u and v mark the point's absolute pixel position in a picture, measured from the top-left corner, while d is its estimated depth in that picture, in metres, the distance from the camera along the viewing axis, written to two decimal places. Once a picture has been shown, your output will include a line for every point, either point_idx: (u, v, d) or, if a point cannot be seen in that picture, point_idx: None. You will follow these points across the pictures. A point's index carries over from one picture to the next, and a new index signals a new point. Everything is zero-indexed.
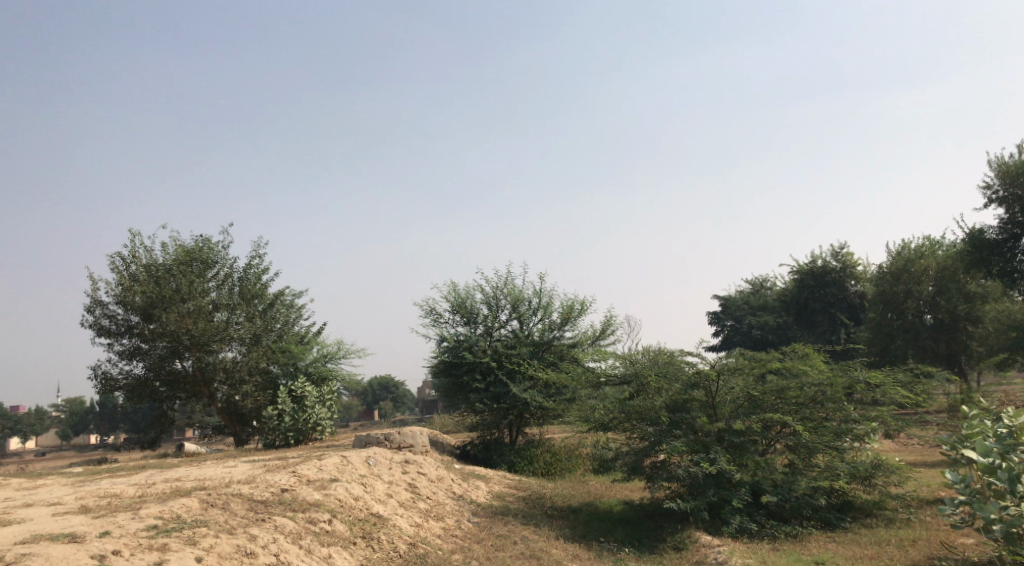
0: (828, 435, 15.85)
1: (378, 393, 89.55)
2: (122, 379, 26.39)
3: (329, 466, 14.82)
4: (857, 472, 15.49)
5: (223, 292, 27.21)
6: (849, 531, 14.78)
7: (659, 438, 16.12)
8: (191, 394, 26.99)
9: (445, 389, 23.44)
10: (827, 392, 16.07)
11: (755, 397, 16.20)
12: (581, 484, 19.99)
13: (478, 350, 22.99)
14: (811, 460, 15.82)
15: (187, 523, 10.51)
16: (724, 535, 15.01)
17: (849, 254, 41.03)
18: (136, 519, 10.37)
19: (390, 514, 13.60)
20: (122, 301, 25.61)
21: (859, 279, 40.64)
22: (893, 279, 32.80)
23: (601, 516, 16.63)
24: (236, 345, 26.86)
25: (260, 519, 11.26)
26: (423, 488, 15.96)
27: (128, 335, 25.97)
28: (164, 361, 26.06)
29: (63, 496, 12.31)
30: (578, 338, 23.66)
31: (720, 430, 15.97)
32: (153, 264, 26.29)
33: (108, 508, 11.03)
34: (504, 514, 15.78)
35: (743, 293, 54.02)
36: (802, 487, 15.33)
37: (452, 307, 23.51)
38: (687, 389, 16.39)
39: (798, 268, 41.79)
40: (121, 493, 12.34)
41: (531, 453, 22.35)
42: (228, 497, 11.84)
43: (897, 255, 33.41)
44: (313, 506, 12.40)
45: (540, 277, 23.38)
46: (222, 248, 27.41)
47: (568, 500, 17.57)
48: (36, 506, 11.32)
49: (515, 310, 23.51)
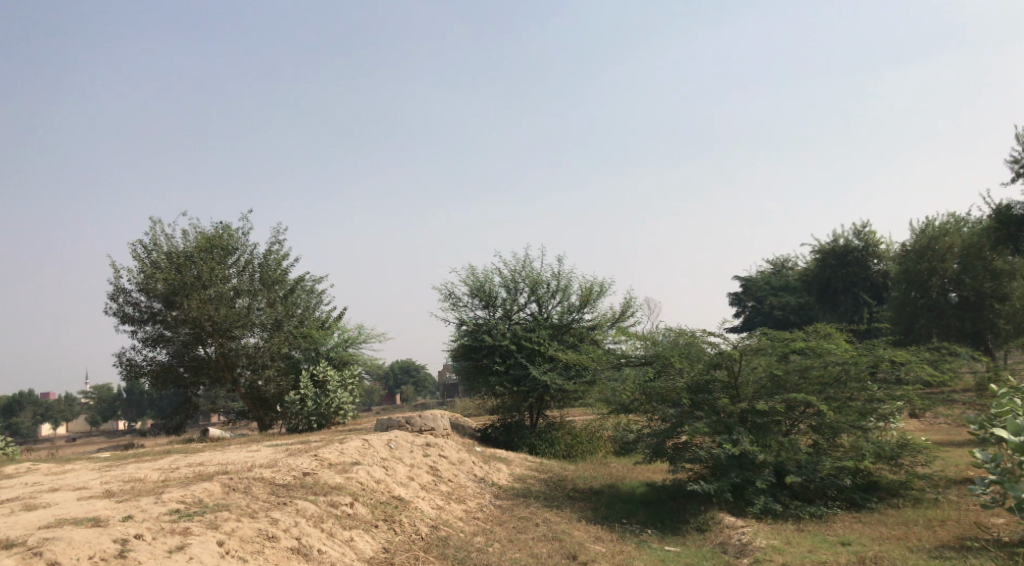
0: (854, 414, 15.62)
1: (399, 376, 90.13)
2: (147, 365, 26.63)
3: (351, 450, 14.85)
4: (883, 453, 15.29)
5: (244, 278, 27.30)
6: (875, 511, 14.60)
7: (681, 419, 16.02)
8: (215, 379, 27.20)
9: (465, 372, 23.41)
10: (851, 371, 15.85)
11: (779, 377, 16.01)
12: (603, 466, 19.94)
13: (498, 334, 22.93)
14: (835, 440, 15.64)
15: (209, 507, 10.56)
16: (748, 516, 14.89)
17: (871, 233, 40.45)
18: (158, 503, 10.43)
19: (411, 497, 13.62)
20: (145, 289, 25.81)
21: (882, 258, 40.16)
22: (916, 257, 32.36)
23: (623, 497, 16.57)
24: (258, 331, 27.02)
25: (282, 502, 11.29)
26: (444, 471, 15.97)
27: (151, 323, 26.18)
28: (187, 348, 26.28)
29: (88, 481, 12.41)
30: (597, 320, 23.52)
31: (743, 411, 15.80)
32: (174, 251, 26.41)
33: (132, 492, 11.12)
34: (526, 496, 15.77)
35: (764, 273, 53.53)
36: (827, 468, 15.20)
37: (471, 290, 23.44)
38: (709, 370, 16.26)
39: (819, 247, 41.29)
40: (144, 478, 12.42)
41: (552, 436, 22.33)
42: (250, 481, 11.88)
43: (920, 232, 32.89)
44: (335, 489, 12.44)
45: (558, 259, 23.25)
46: (242, 235, 27.49)
47: (590, 482, 17.51)
48: (62, 491, 11.43)
49: (534, 293, 23.40)
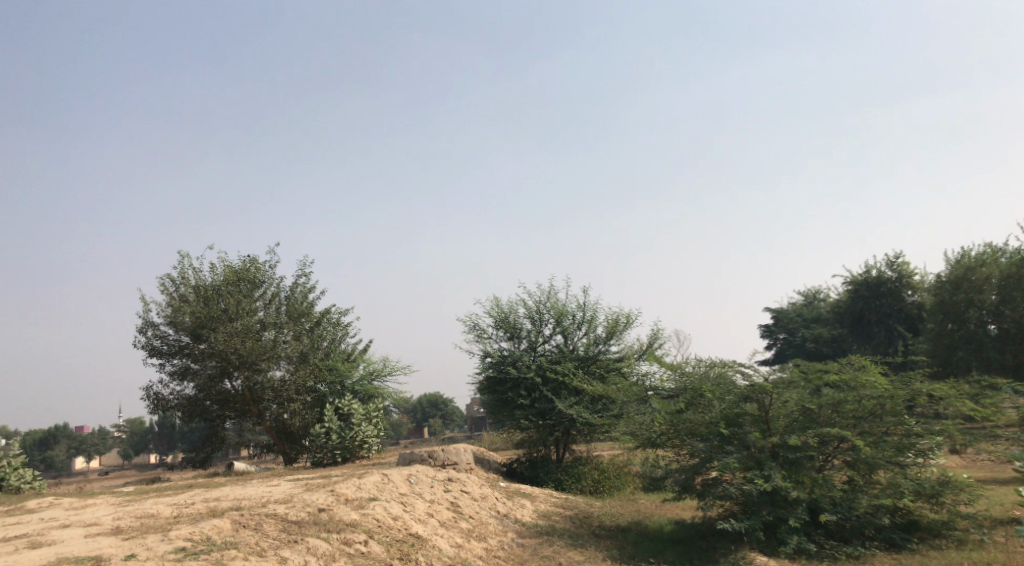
0: (890, 449, 15.02)
1: (427, 410, 89.75)
2: (174, 399, 26.62)
3: (369, 485, 14.54)
4: (922, 490, 14.66)
5: (271, 311, 27.36)
6: (916, 553, 13.92)
7: (710, 454, 15.50)
8: (241, 412, 27.11)
9: (490, 406, 23.06)
10: (886, 405, 15.26)
11: (811, 411, 15.48)
12: (632, 502, 19.35)
13: (523, 366, 22.59)
14: (871, 476, 15.01)
15: (217, 545, 10.32)
16: (781, 556, 14.28)
17: (905, 264, 39.60)
18: (165, 541, 10.21)
19: (429, 534, 13.24)
20: (172, 321, 25.89)
21: (917, 289, 39.28)
22: (953, 288, 31.59)
23: (651, 536, 16.04)
24: (284, 364, 26.87)
25: (293, 540, 11.00)
26: (465, 507, 15.57)
27: (178, 356, 26.23)
28: (214, 381, 26.22)
29: (100, 517, 12.24)
30: (624, 352, 23.10)
31: (774, 446, 15.26)
32: (202, 284, 26.56)
33: (141, 529, 10.92)
34: (550, 534, 15.30)
35: (796, 305, 52.62)
36: (863, 506, 14.58)
37: (495, 322, 23.18)
38: (739, 403, 15.76)
39: (851, 279, 40.48)
40: (157, 513, 12.23)
41: (579, 471, 21.77)
42: (261, 518, 11.61)
43: (956, 263, 32.13)
44: (349, 526, 12.13)
45: (584, 290, 22.93)
46: (269, 268, 27.57)
47: (617, 520, 16.97)
48: (71, 528, 11.27)
49: (559, 324, 23.08)
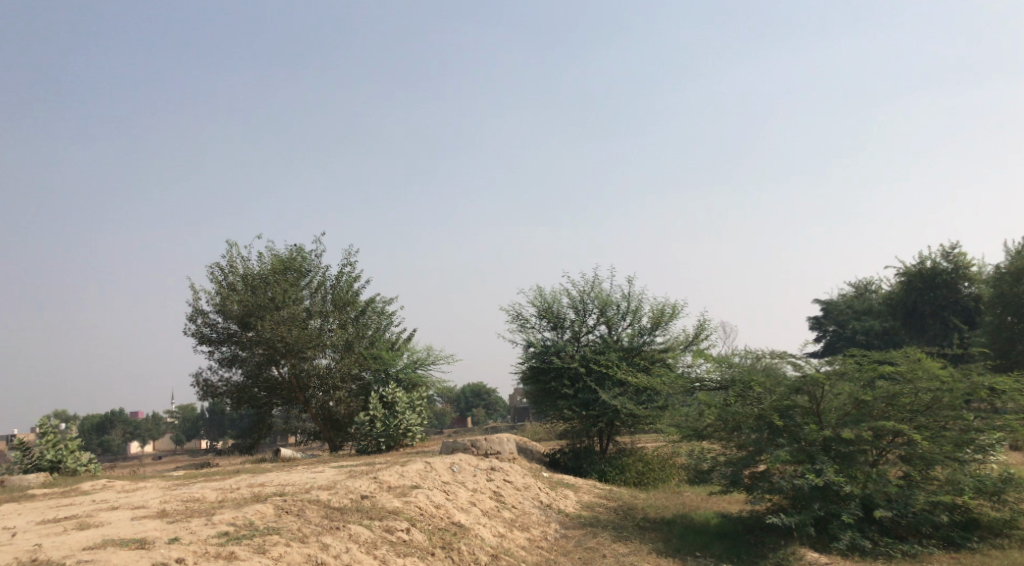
0: (948, 445, 14.44)
1: (471, 400, 90.06)
2: (223, 386, 27.03)
3: (411, 473, 14.51)
4: (983, 488, 14.06)
5: (317, 299, 27.59)
6: (977, 552, 13.39)
7: (760, 447, 15.11)
8: (288, 399, 27.41)
9: (534, 396, 22.90)
10: (945, 398, 14.68)
11: (864, 403, 14.96)
12: (677, 495, 19.04)
13: (566, 356, 22.38)
14: (928, 472, 14.46)
15: (260, 530, 10.36)
16: (833, 552, 13.87)
17: (961, 254, 38.28)
18: (209, 525, 10.30)
19: (472, 523, 13.14)
20: (221, 310, 26.24)
21: (974, 281, 37.95)
22: (1013, 280, 30.44)
23: (697, 529, 15.75)
24: (330, 352, 27.06)
25: (335, 526, 11.00)
26: (508, 496, 15.46)
27: (227, 343, 26.60)
28: (261, 368, 26.50)
29: (148, 500, 12.41)
30: (669, 343, 22.69)
31: (826, 439, 14.81)
32: (250, 273, 26.90)
33: (185, 513, 11.02)
34: (594, 525, 15.10)
35: (846, 297, 51.31)
36: (921, 502, 14.06)
37: (539, 311, 23.00)
38: (790, 394, 15.33)
39: (905, 270, 39.29)
40: (202, 497, 12.35)
41: (623, 462, 21.51)
42: (304, 504, 11.63)
43: (1017, 253, 30.93)
44: (392, 514, 12.09)
45: (629, 280, 22.59)
46: (315, 257, 27.77)
47: (662, 512, 16.68)
48: (120, 510, 11.44)
49: (603, 314, 22.79)
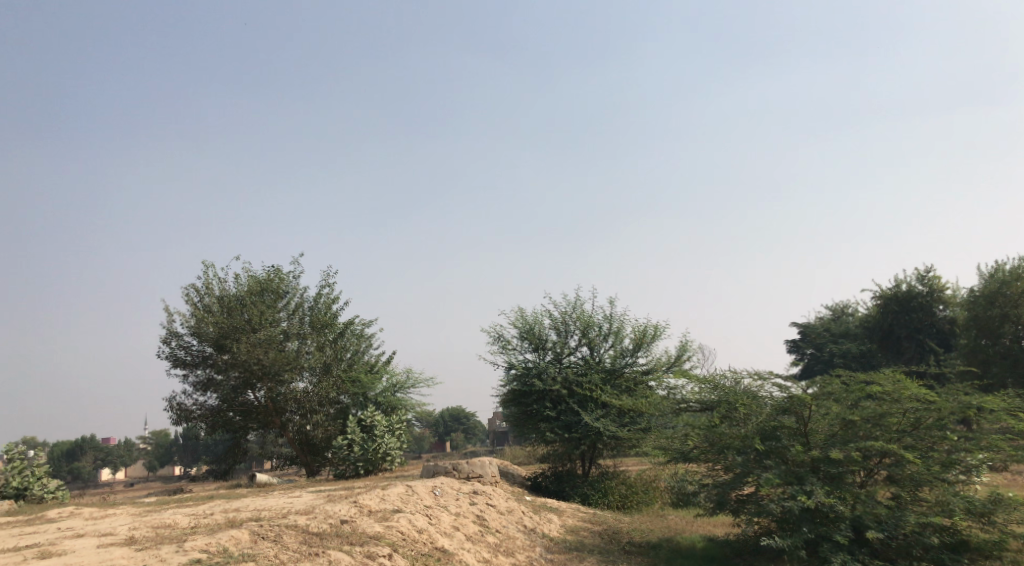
0: (936, 465, 14.23)
1: (450, 424, 89.04)
2: (196, 409, 26.31)
3: (392, 497, 14.07)
4: (973, 508, 13.75)
5: (294, 320, 27.06)
6: None
7: (748, 469, 14.87)
8: (264, 424, 26.76)
9: (516, 419, 22.50)
10: (931, 418, 14.57)
11: (852, 424, 14.76)
12: (660, 518, 18.68)
13: (549, 378, 22.02)
14: (918, 493, 14.19)
15: (234, 557, 9.92)
16: None
17: (936, 277, 38.58)
18: (180, 552, 9.85)
19: (455, 549, 12.73)
20: (196, 332, 25.67)
21: (949, 304, 38.29)
22: (987, 303, 30.60)
23: (683, 553, 15.43)
24: (307, 374, 26.52)
25: (314, 552, 10.56)
26: (492, 521, 15.05)
27: (202, 366, 25.98)
28: (237, 392, 25.83)
29: (115, 527, 11.86)
30: (651, 365, 22.47)
31: (815, 460, 14.60)
32: (226, 294, 26.36)
33: (155, 539, 10.53)
34: (580, 550, 14.73)
35: (824, 320, 51.48)
36: (911, 524, 13.70)
37: (521, 333, 22.69)
38: (776, 415, 15.20)
39: (881, 293, 39.55)
40: (174, 524, 11.87)
41: (605, 485, 21.11)
42: (281, 529, 11.18)
43: (990, 277, 31.20)
44: (373, 539, 11.66)
45: (611, 300, 22.41)
46: (293, 278, 27.27)
47: (647, 535, 16.35)
48: (85, 538, 10.92)
49: (585, 335, 22.53)
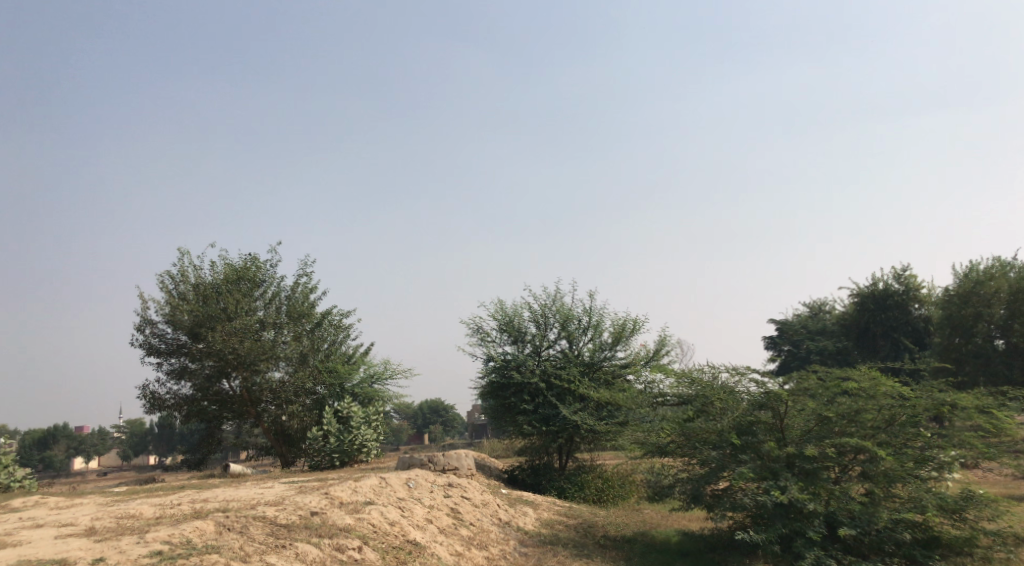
0: (909, 462, 14.26)
1: (428, 417, 88.89)
2: (170, 398, 25.93)
3: (365, 488, 13.88)
4: (945, 505, 13.79)
5: (271, 310, 26.72)
6: None
7: (723, 463, 14.87)
8: (239, 414, 26.41)
9: (493, 411, 22.35)
10: (905, 415, 14.61)
11: (827, 420, 14.76)
12: (636, 512, 18.66)
13: (527, 370, 21.92)
14: (891, 489, 14.20)
15: (197, 549, 9.72)
16: None
17: (912, 276, 38.90)
18: (140, 543, 9.62)
19: (428, 542, 12.58)
20: (170, 320, 25.27)
21: (924, 302, 38.64)
22: (961, 301, 30.90)
23: (657, 547, 15.42)
24: (284, 364, 26.14)
25: (280, 545, 10.37)
26: (466, 513, 14.91)
27: (176, 355, 25.60)
28: (211, 382, 25.48)
29: (78, 517, 11.58)
30: (630, 358, 22.41)
31: (790, 456, 14.58)
32: (201, 282, 25.96)
33: (116, 530, 10.28)
34: (554, 543, 14.64)
35: (801, 317, 51.85)
36: (884, 520, 13.70)
37: (500, 325, 22.55)
38: (753, 410, 15.19)
39: (857, 291, 39.82)
40: (139, 514, 11.62)
41: (582, 479, 21.07)
42: (247, 521, 10.95)
43: (964, 276, 31.53)
44: (342, 531, 11.49)
45: (591, 294, 22.31)
46: (270, 267, 26.91)
47: (622, 529, 16.28)
48: (45, 528, 10.64)
49: (564, 329, 22.43)
